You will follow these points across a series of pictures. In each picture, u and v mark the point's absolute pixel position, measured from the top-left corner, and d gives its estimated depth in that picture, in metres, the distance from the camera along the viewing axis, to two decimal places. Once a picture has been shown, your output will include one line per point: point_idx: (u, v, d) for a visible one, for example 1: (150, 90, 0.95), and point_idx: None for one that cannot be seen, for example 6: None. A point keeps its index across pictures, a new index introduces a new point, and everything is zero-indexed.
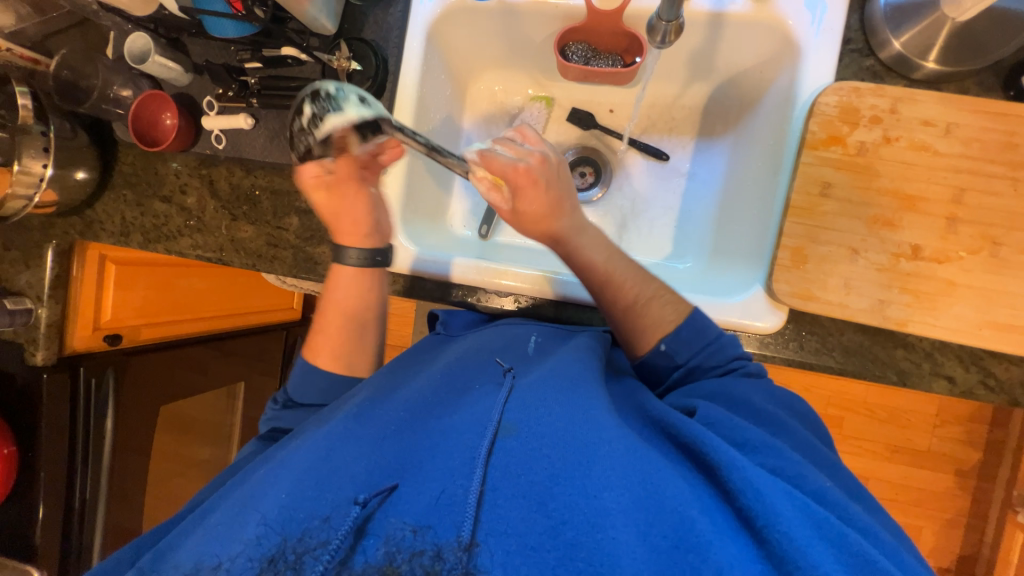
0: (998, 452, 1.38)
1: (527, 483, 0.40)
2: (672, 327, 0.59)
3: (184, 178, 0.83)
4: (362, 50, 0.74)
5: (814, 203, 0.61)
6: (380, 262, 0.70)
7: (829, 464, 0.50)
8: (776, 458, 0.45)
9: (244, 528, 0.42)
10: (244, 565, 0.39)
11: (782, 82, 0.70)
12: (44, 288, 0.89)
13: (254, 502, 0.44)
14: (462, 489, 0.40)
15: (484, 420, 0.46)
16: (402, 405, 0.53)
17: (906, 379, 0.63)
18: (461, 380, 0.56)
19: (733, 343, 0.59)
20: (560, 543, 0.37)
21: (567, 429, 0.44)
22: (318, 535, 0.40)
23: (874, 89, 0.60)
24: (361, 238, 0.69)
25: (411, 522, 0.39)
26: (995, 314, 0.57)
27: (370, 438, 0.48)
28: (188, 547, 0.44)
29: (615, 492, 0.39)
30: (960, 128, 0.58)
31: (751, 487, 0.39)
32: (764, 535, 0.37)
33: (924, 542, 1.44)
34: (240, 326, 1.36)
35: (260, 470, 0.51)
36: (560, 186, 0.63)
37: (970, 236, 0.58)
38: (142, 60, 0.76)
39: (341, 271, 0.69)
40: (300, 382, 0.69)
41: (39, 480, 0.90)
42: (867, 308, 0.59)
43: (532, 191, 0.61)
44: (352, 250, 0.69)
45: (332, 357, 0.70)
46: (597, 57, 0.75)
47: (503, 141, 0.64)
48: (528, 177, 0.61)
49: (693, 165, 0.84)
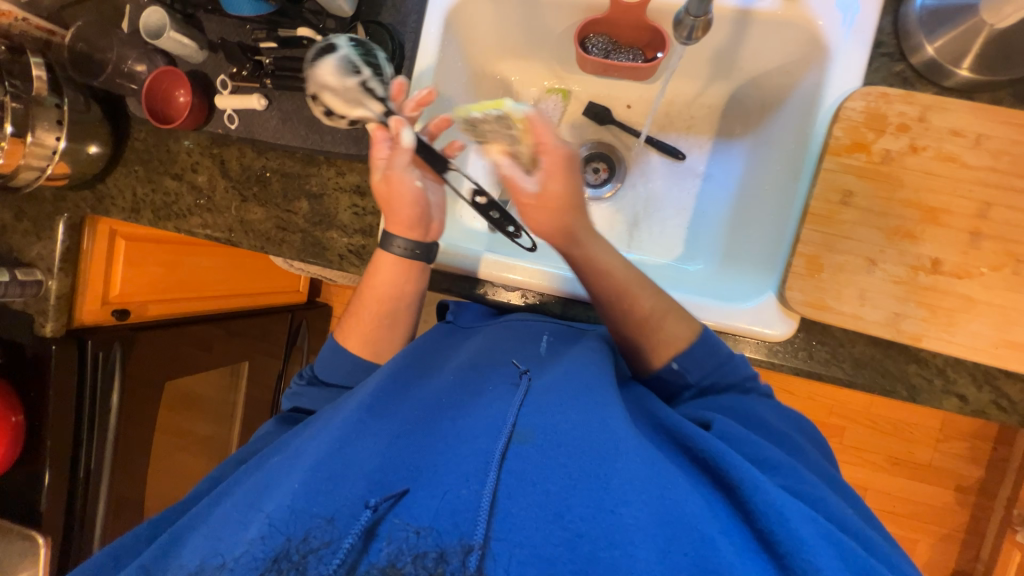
0: (1001, 470, 1.36)
1: (543, 492, 0.40)
2: (685, 345, 0.58)
3: (196, 157, 0.83)
4: (378, 34, 0.73)
5: (834, 210, 0.59)
6: (424, 257, 0.70)
7: (827, 476, 0.51)
8: (792, 479, 0.45)
9: (250, 527, 0.41)
10: (247, 565, 0.38)
11: (808, 84, 0.68)
12: (54, 261, 0.89)
13: (267, 496, 0.44)
14: (476, 493, 0.41)
15: (500, 424, 0.46)
16: (417, 404, 0.53)
17: (917, 395, 0.62)
18: (474, 380, 0.56)
19: (744, 363, 0.59)
20: (578, 556, 0.37)
21: (584, 437, 0.43)
22: (323, 536, 0.39)
23: (903, 96, 0.58)
24: (408, 230, 0.69)
25: (417, 524, 0.39)
26: (1014, 334, 0.56)
27: (384, 436, 0.48)
28: (199, 536, 0.44)
29: (635, 506, 0.38)
30: (990, 139, 0.56)
31: (775, 509, 0.38)
32: (786, 561, 0.36)
33: (920, 555, 1.44)
34: (243, 308, 1.38)
35: (275, 458, 0.51)
36: (583, 187, 0.59)
37: (993, 252, 0.56)
38: (157, 35, 0.75)
39: (385, 257, 0.69)
40: (329, 361, 0.69)
41: (46, 449, 0.92)
42: (881, 321, 0.58)
43: (563, 181, 0.56)
44: (399, 239, 0.69)
45: (362, 341, 0.70)
46: (618, 50, 0.73)
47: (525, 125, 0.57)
48: (565, 165, 0.56)
49: (709, 166, 0.82)
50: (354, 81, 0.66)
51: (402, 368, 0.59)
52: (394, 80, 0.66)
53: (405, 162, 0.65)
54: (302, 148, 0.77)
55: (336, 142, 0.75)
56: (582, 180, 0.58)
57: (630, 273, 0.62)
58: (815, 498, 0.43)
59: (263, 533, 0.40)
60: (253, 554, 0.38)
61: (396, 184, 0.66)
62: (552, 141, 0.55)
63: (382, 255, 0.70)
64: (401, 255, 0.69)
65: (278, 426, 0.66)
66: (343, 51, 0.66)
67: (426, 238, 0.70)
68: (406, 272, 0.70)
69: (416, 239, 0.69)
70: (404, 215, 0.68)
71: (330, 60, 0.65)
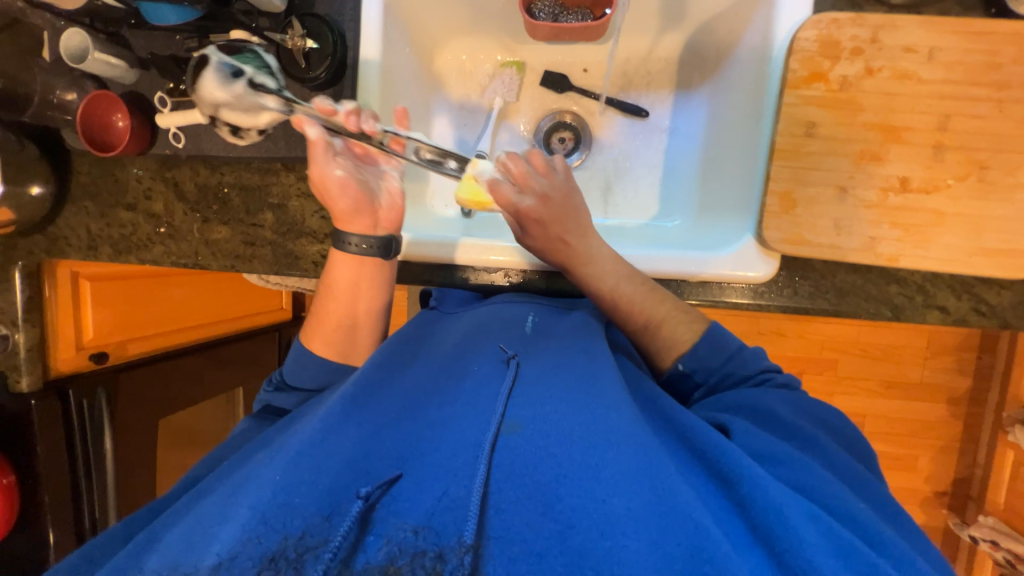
0: (987, 377, 1.42)
1: (532, 482, 0.40)
2: (691, 346, 0.61)
3: (147, 183, 0.79)
4: (316, 26, 0.68)
5: (800, 143, 0.59)
6: (378, 253, 0.66)
7: (859, 479, 0.49)
8: (797, 473, 0.45)
9: (224, 528, 0.38)
10: (242, 564, 0.35)
11: (758, 21, 0.67)
12: (17, 313, 0.84)
13: (243, 491, 0.42)
14: (466, 491, 0.39)
15: (489, 412, 0.45)
16: (400, 395, 0.51)
17: (900, 314, 0.63)
18: (458, 363, 0.55)
19: (757, 357, 0.61)
20: (569, 548, 0.36)
21: (577, 427, 0.44)
22: (319, 534, 0.38)
23: (853, 19, 0.58)
24: (356, 221, 0.65)
25: (413, 523, 0.38)
26: (985, 240, 0.57)
27: (366, 427, 0.47)
28: (172, 535, 0.41)
29: (626, 496, 0.39)
30: (942, 51, 0.56)
31: (772, 506, 0.39)
32: (782, 558, 0.37)
33: (921, 469, 1.50)
34: (226, 333, 1.32)
35: (250, 460, 0.49)
36: (565, 217, 0.63)
37: (957, 163, 0.57)
38: (81, 59, 0.70)
39: (341, 257, 0.66)
40: (295, 367, 0.65)
41: (45, 505, 0.89)
42: (859, 247, 0.59)
43: (540, 225, 0.63)
44: (353, 236, 0.65)
45: (326, 342, 0.66)
46: (566, 12, 0.72)
47: (513, 166, 0.64)
48: (532, 217, 0.62)
49: (673, 120, 0.82)
50: (245, 89, 0.63)
51: (387, 357, 0.57)
52: (316, 99, 0.62)
53: (323, 151, 0.62)
54: (257, 157, 0.74)
55: (291, 147, 0.73)
56: (557, 223, 0.63)
57: (635, 297, 0.63)
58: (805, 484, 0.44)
59: (255, 532, 0.37)
60: (246, 554, 0.36)
61: (321, 178, 0.63)
62: (511, 206, 0.62)
63: (336, 254, 0.66)
64: (355, 253, 0.65)
65: (254, 423, 0.63)
66: (217, 58, 0.62)
67: (376, 228, 0.66)
68: (364, 271, 0.66)
69: (365, 233, 0.65)
70: (344, 207, 0.64)
71: (208, 77, 0.61)
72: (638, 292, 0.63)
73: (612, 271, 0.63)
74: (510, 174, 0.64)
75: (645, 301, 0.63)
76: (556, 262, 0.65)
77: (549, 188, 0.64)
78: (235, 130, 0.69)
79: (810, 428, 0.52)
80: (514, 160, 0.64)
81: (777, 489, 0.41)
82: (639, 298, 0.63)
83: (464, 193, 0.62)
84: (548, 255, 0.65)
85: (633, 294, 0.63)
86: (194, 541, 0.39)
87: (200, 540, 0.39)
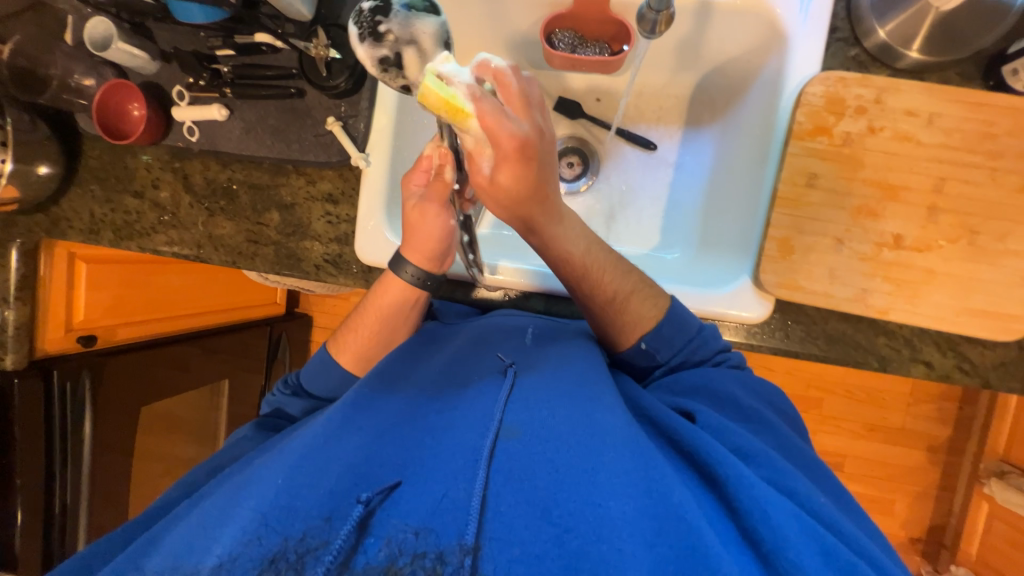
0: (967, 428, 1.44)
1: (530, 488, 0.40)
2: (652, 323, 0.59)
3: (156, 172, 0.80)
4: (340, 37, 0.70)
5: (801, 193, 0.61)
6: (431, 290, 0.66)
7: (815, 470, 0.51)
8: (774, 470, 0.45)
9: (230, 528, 0.40)
10: (244, 566, 0.37)
11: (769, 71, 0.71)
12: (10, 290, 0.85)
13: (243, 494, 0.43)
14: (465, 493, 0.41)
15: (486, 419, 0.46)
16: (402, 399, 0.52)
17: (887, 365, 0.65)
18: (459, 373, 0.55)
19: (715, 336, 0.61)
20: (566, 550, 0.37)
21: (574, 432, 0.44)
22: (319, 536, 0.39)
23: (860, 79, 0.60)
24: (425, 258, 0.64)
25: (414, 525, 0.39)
26: (972, 301, 0.59)
27: (368, 433, 0.47)
28: (175, 536, 0.42)
29: (622, 499, 0.39)
30: (941, 118, 0.59)
31: (759, 507, 0.39)
32: (768, 557, 0.38)
33: (897, 514, 1.51)
34: (218, 324, 1.31)
35: (253, 464, 0.49)
36: (549, 169, 0.49)
37: (950, 225, 0.59)
38: (104, 48, 0.71)
39: (392, 280, 0.65)
40: (315, 372, 0.67)
41: (16, 488, 0.87)
42: (851, 297, 0.61)
43: (517, 168, 0.46)
44: (412, 266, 0.65)
45: (357, 359, 0.68)
46: (585, 44, 0.74)
47: (514, 83, 0.47)
48: (523, 152, 0.46)
49: (680, 155, 0.83)
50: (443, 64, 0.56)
51: (393, 364, 0.58)
52: None
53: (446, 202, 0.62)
54: (269, 157, 0.75)
55: (304, 150, 0.73)
56: (540, 170, 0.48)
57: (600, 266, 0.59)
58: (802, 492, 0.43)
59: (255, 533, 0.39)
60: (246, 556, 0.38)
61: (422, 216, 0.63)
62: (500, 130, 0.44)
63: (390, 277, 0.66)
64: (408, 282, 0.65)
65: (257, 430, 0.64)
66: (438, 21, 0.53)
67: (437, 268, 0.66)
68: (411, 298, 0.66)
69: (427, 268, 0.65)
70: (424, 243, 0.63)
71: (431, 21, 0.53)
72: (608, 261, 0.60)
73: (580, 235, 0.58)
74: (501, 92, 0.47)
75: (611, 269, 0.59)
76: (512, 216, 0.52)
77: (543, 123, 0.48)
78: (371, 32, 0.52)
79: (764, 411, 0.54)
80: (515, 75, 0.47)
81: (768, 488, 0.41)
82: (608, 266, 0.59)
83: (432, 86, 0.42)
84: (514, 205, 0.50)
85: (603, 262, 0.59)
86: (195, 546, 0.40)
87: (202, 543, 0.40)
